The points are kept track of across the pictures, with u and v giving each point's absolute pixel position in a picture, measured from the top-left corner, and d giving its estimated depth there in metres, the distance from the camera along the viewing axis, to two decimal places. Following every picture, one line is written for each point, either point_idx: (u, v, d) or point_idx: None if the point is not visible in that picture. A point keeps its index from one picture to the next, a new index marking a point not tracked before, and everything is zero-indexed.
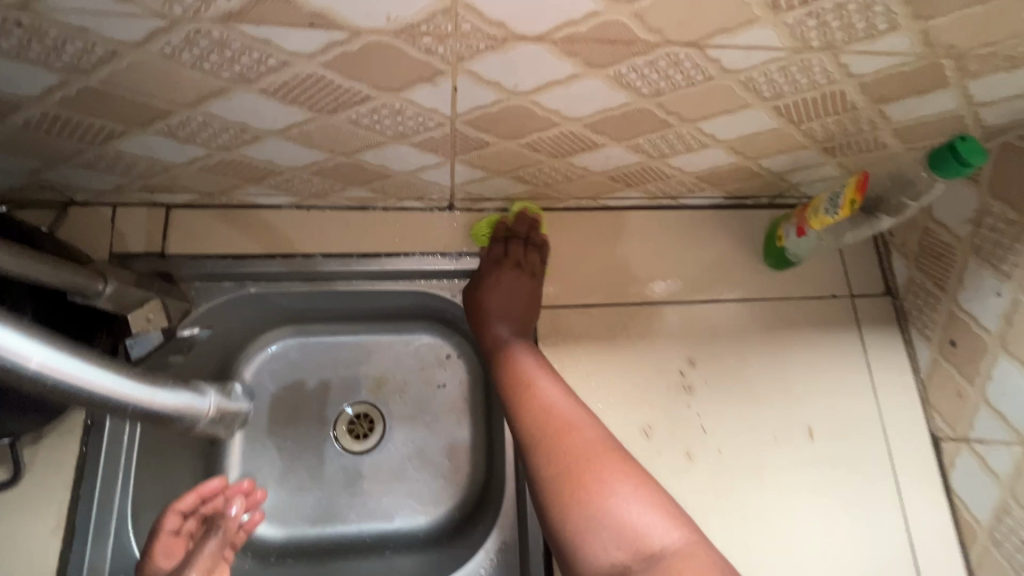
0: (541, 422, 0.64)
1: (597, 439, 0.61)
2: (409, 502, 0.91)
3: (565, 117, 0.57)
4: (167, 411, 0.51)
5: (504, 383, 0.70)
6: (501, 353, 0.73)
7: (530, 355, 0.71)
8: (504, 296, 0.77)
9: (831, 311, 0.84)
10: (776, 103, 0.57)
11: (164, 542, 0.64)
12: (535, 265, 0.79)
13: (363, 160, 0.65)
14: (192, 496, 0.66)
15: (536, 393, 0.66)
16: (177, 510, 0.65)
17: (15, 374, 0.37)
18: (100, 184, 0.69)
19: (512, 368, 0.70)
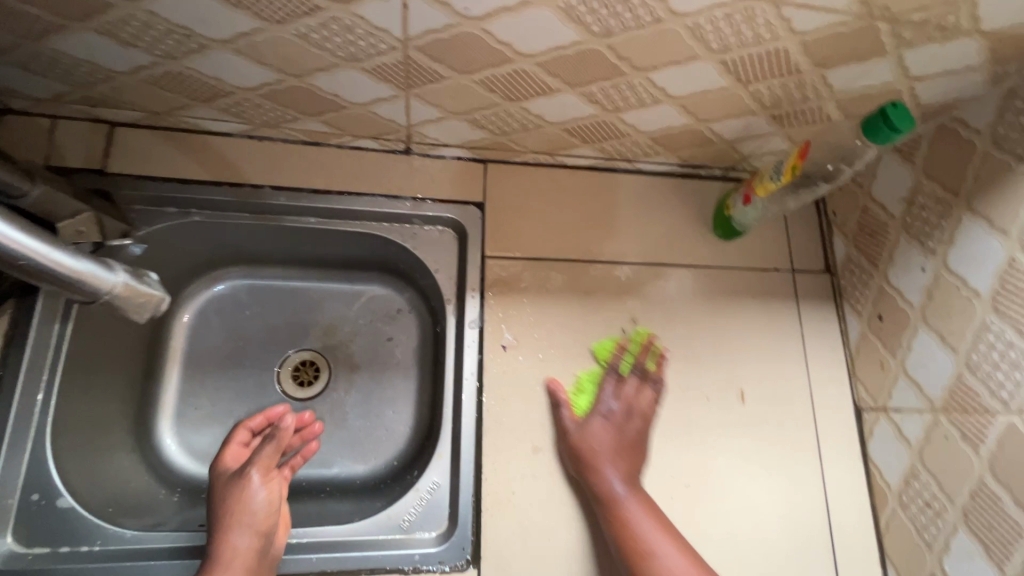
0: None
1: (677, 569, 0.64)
2: (348, 450, 0.90)
3: (518, 53, 0.58)
4: (61, 270, 0.54)
5: (621, 551, 0.67)
6: (615, 514, 0.68)
7: (649, 516, 0.68)
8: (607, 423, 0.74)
9: (771, 283, 0.87)
10: (723, 57, 0.58)
11: (235, 450, 0.72)
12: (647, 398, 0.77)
13: (316, 86, 0.64)
14: (260, 415, 0.76)
15: (661, 568, 0.64)
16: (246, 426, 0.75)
17: None
18: (38, 89, 0.67)
19: (632, 534, 0.66)
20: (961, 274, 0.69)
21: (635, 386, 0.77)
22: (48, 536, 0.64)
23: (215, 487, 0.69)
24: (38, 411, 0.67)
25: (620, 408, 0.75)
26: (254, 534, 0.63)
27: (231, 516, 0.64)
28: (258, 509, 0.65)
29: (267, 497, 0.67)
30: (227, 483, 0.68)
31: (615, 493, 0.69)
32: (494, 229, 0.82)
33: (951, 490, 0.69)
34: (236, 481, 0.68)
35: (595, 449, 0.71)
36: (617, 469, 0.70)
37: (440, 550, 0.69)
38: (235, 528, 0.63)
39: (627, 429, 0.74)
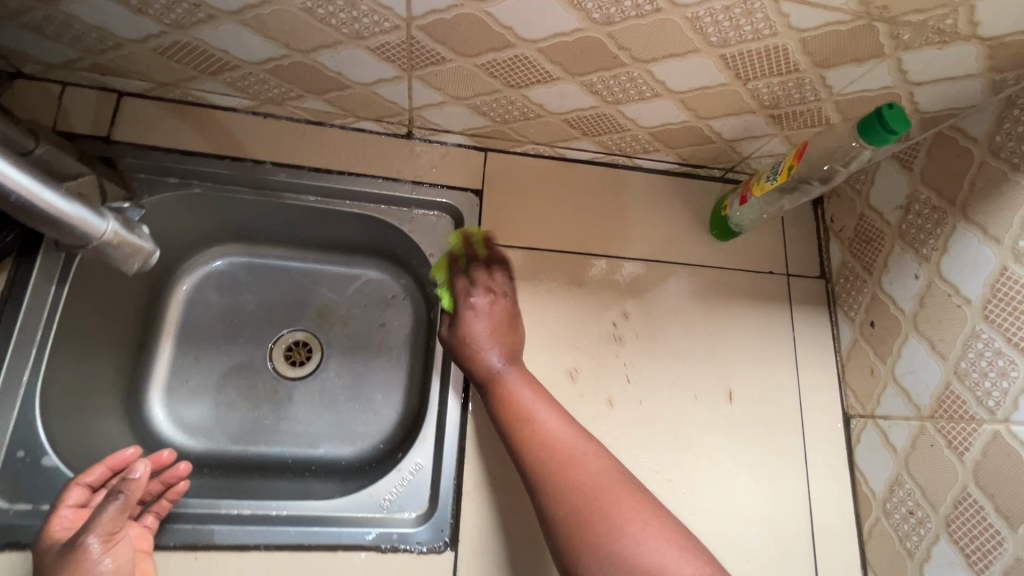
0: (545, 452, 0.63)
1: (553, 427, 0.65)
2: (335, 432, 0.90)
3: (520, 38, 0.58)
4: (56, 214, 0.55)
5: (500, 417, 0.68)
6: (494, 387, 0.70)
7: (526, 385, 0.70)
8: (478, 314, 0.75)
9: (765, 286, 0.88)
10: (722, 52, 0.59)
11: (67, 515, 0.60)
12: (501, 283, 0.78)
13: (321, 63, 0.65)
14: (101, 467, 0.64)
15: (534, 426, 0.65)
16: (83, 482, 0.62)
17: None
18: (50, 55, 0.68)
19: (509, 400, 0.68)
20: (953, 281, 0.69)
21: (479, 272, 0.78)
22: (31, 493, 0.64)
23: (41, 559, 0.57)
24: (28, 370, 0.68)
25: (482, 293, 0.76)
26: None
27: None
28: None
29: (113, 566, 0.56)
30: (56, 555, 0.56)
31: (495, 370, 0.71)
32: (491, 217, 0.82)
33: (935, 498, 0.69)
34: (67, 555, 0.55)
35: (473, 334, 0.73)
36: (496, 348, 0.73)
37: (419, 531, 0.69)
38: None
39: (492, 313, 0.75)
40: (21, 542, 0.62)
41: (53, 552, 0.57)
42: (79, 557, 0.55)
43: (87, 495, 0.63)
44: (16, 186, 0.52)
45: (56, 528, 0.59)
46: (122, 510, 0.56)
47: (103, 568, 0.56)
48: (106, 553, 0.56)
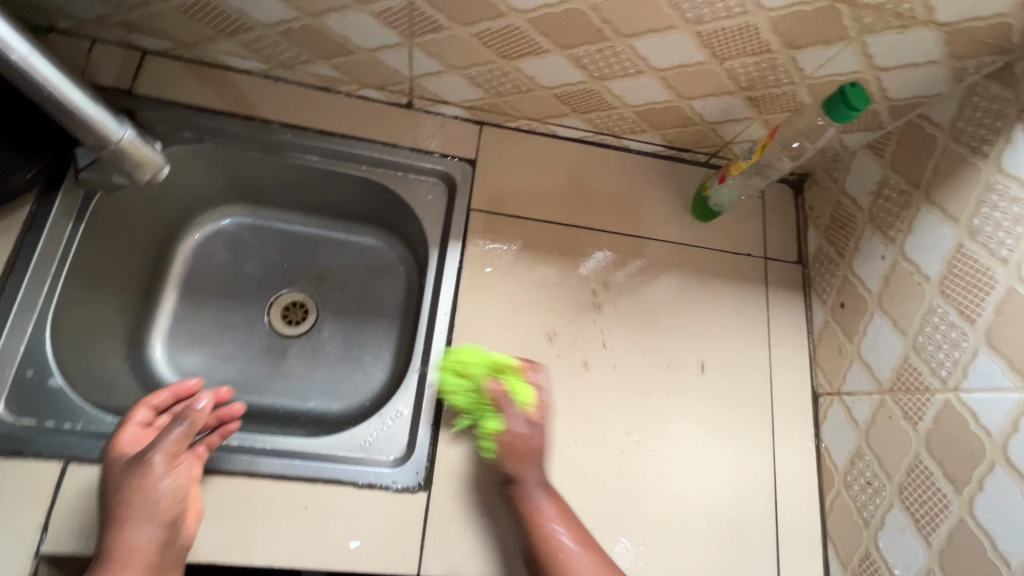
0: None
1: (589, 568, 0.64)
2: (324, 388, 0.94)
3: (511, 7, 0.63)
4: (80, 113, 0.60)
5: (536, 552, 0.66)
6: (532, 516, 0.67)
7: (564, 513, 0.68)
8: (518, 439, 0.70)
9: (744, 267, 0.91)
10: (698, 29, 0.64)
11: (133, 430, 0.68)
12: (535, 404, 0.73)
13: (329, 26, 0.71)
14: (166, 392, 0.73)
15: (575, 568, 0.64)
16: (149, 404, 0.71)
17: None
18: (82, 10, 0.74)
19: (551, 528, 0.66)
20: (915, 261, 0.72)
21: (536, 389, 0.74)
22: (36, 409, 0.68)
23: (110, 469, 0.65)
24: (42, 296, 0.72)
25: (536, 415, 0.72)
26: (157, 524, 0.62)
27: (131, 509, 0.62)
28: (160, 498, 0.63)
29: (171, 486, 0.64)
30: (124, 469, 0.64)
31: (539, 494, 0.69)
32: (483, 186, 0.86)
33: (891, 468, 0.71)
34: (134, 470, 0.64)
35: (526, 451, 0.70)
36: (534, 473, 0.70)
37: (395, 471, 0.73)
38: (134, 521, 0.61)
39: (530, 436, 0.71)
40: (25, 450, 0.65)
41: (119, 465, 0.64)
42: (146, 471, 0.64)
43: (151, 416, 0.71)
44: (49, 83, 0.57)
45: (123, 440, 0.67)
46: (187, 434, 0.67)
47: (161, 488, 0.63)
48: (168, 472, 0.65)
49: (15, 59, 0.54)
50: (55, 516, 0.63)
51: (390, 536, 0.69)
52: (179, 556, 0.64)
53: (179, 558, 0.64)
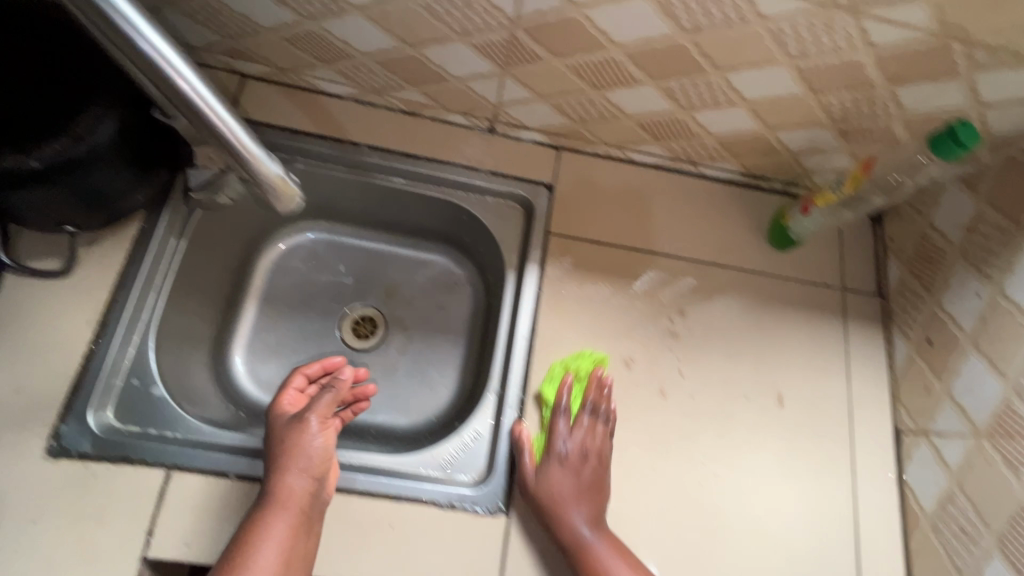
0: None
1: None
2: (392, 402, 0.96)
3: (611, 41, 0.64)
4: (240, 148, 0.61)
5: None
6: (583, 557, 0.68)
7: (612, 545, 0.69)
8: (568, 478, 0.72)
9: (822, 298, 0.89)
10: (800, 64, 0.64)
11: (291, 395, 0.77)
12: (594, 440, 0.75)
13: (427, 56, 0.73)
14: (317, 363, 0.80)
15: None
16: (304, 372, 0.79)
17: (134, 50, 0.51)
18: (193, 38, 0.78)
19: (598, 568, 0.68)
20: (1017, 300, 0.70)
21: (590, 428, 0.75)
22: (140, 416, 0.72)
23: (273, 425, 0.73)
24: (145, 308, 0.75)
25: (577, 460, 0.74)
26: (309, 478, 0.67)
27: (290, 458, 0.68)
28: (313, 454, 0.69)
29: (322, 443, 0.70)
30: (286, 426, 0.72)
31: (585, 536, 0.69)
32: (560, 210, 0.87)
33: (990, 516, 0.68)
34: (294, 427, 0.71)
35: (559, 499, 0.71)
36: (580, 511, 0.71)
37: (475, 492, 0.73)
38: (293, 469, 0.67)
39: (585, 471, 0.73)
40: (132, 457, 0.68)
41: (282, 422, 0.72)
42: (302, 428, 0.70)
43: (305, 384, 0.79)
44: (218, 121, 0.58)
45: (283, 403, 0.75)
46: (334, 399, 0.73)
47: (315, 444, 0.69)
48: (320, 432, 0.71)
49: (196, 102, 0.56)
50: (160, 523, 0.66)
51: (469, 558, 0.70)
52: (323, 512, 0.68)
53: (323, 513, 0.68)
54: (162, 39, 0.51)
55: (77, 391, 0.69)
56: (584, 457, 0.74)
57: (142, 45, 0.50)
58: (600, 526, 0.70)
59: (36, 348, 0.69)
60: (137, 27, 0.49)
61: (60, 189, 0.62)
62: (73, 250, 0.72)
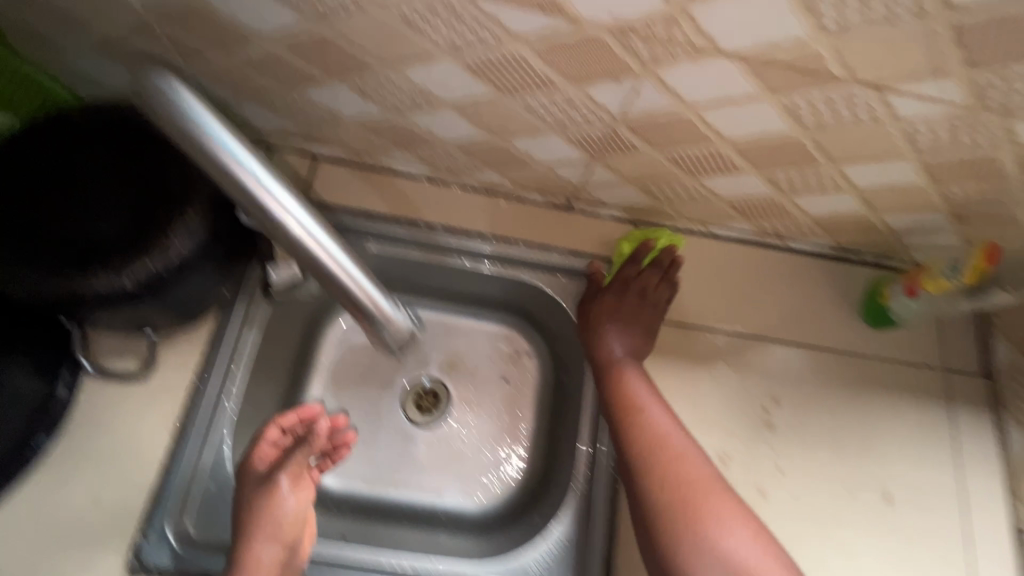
0: (654, 442, 0.68)
1: (663, 427, 0.69)
2: (461, 486, 0.89)
3: (720, 136, 0.60)
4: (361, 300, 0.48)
5: (612, 403, 0.73)
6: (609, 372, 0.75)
7: (641, 384, 0.74)
8: (621, 310, 0.79)
9: (925, 382, 0.83)
10: (929, 158, 0.59)
11: (264, 449, 0.68)
12: (653, 285, 0.80)
13: (515, 145, 0.70)
14: (293, 415, 0.67)
15: (648, 421, 0.70)
16: (280, 424, 0.68)
17: (255, 208, 0.41)
18: (269, 125, 0.76)
19: (623, 392, 0.73)
20: None
21: (651, 276, 0.80)
22: (215, 522, 0.70)
23: (244, 480, 0.68)
24: (223, 408, 0.73)
25: (632, 292, 0.79)
26: (279, 544, 0.64)
27: (258, 526, 0.64)
28: (285, 519, 0.65)
29: (294, 505, 0.67)
30: (255, 487, 0.67)
31: (619, 366, 0.75)
32: None
33: None
34: (265, 489, 0.66)
35: (603, 330, 0.79)
36: (620, 339, 0.78)
37: None
38: (260, 537, 0.63)
39: (638, 306, 0.79)
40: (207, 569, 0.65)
41: (251, 480, 0.67)
42: (272, 491, 0.66)
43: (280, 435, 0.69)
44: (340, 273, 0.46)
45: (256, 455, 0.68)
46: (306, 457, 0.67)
47: (288, 507, 0.66)
48: (293, 493, 0.67)
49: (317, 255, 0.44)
50: None
51: None
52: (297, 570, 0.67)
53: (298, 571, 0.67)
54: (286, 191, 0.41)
55: (155, 502, 0.66)
56: (640, 295, 0.79)
57: (267, 201, 0.41)
58: (639, 345, 0.77)
59: (115, 455, 0.68)
60: (262, 181, 0.40)
61: (148, 304, 0.60)
62: (149, 352, 0.71)
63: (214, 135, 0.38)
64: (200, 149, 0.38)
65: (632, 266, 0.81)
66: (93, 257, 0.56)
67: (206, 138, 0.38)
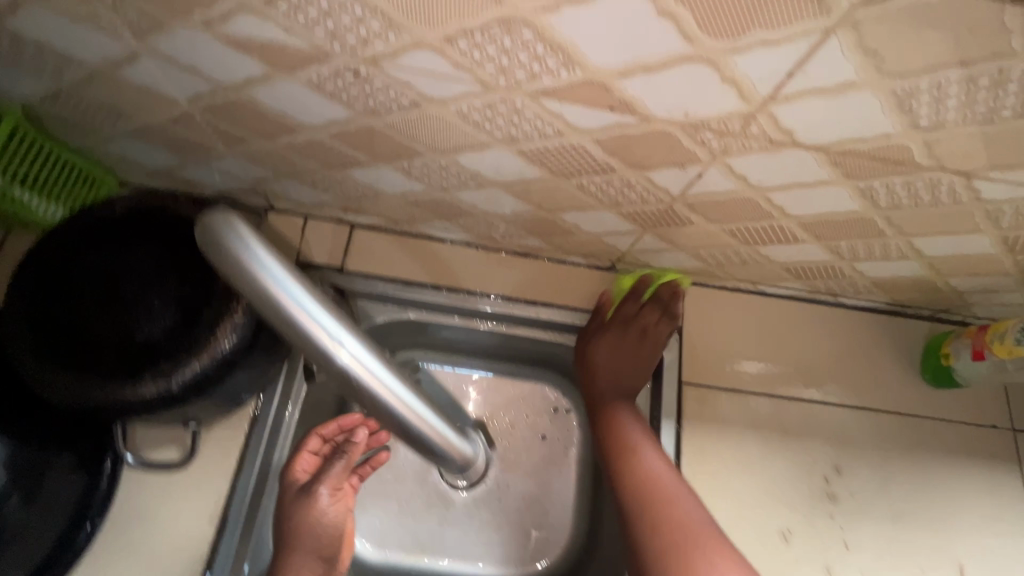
0: (643, 481, 0.64)
1: (654, 466, 0.66)
2: (505, 549, 0.85)
3: (785, 214, 0.58)
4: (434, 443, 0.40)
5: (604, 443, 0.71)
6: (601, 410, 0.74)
7: (636, 424, 0.71)
8: (620, 350, 0.76)
9: (992, 444, 0.79)
10: (1010, 233, 0.56)
11: (305, 459, 0.64)
12: (654, 324, 0.77)
13: (562, 218, 0.67)
14: (335, 422, 0.65)
15: (639, 461, 0.66)
16: (320, 433, 0.65)
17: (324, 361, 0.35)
18: (308, 198, 0.74)
19: (619, 430, 0.70)
20: None
21: (652, 312, 0.77)
22: None
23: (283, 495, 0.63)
24: (266, 495, 0.68)
25: (632, 329, 0.77)
26: (317, 560, 0.61)
27: (298, 543, 0.60)
28: (323, 534, 0.61)
29: (335, 518, 0.62)
30: (294, 501, 0.62)
31: (612, 404, 0.73)
32: (690, 355, 0.80)
33: None
34: (304, 504, 0.61)
35: (599, 366, 0.76)
36: (617, 378, 0.76)
37: None
38: (299, 553, 0.59)
39: (638, 344, 0.77)
40: None
41: (290, 493, 0.62)
42: (311, 506, 0.61)
43: (320, 445, 0.65)
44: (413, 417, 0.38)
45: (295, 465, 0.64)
46: (347, 467, 0.62)
47: (328, 521, 0.62)
48: (331, 507, 0.62)
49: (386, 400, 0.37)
50: None
51: None
52: None
53: None
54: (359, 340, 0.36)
55: None
56: (640, 334, 0.77)
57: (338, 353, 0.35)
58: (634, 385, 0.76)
59: (159, 550, 0.65)
60: (335, 334, 0.35)
61: (193, 406, 0.57)
62: (191, 442, 0.69)
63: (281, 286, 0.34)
64: (271, 307, 0.34)
65: (632, 305, 0.78)
66: (140, 363, 0.54)
67: (274, 292, 0.34)
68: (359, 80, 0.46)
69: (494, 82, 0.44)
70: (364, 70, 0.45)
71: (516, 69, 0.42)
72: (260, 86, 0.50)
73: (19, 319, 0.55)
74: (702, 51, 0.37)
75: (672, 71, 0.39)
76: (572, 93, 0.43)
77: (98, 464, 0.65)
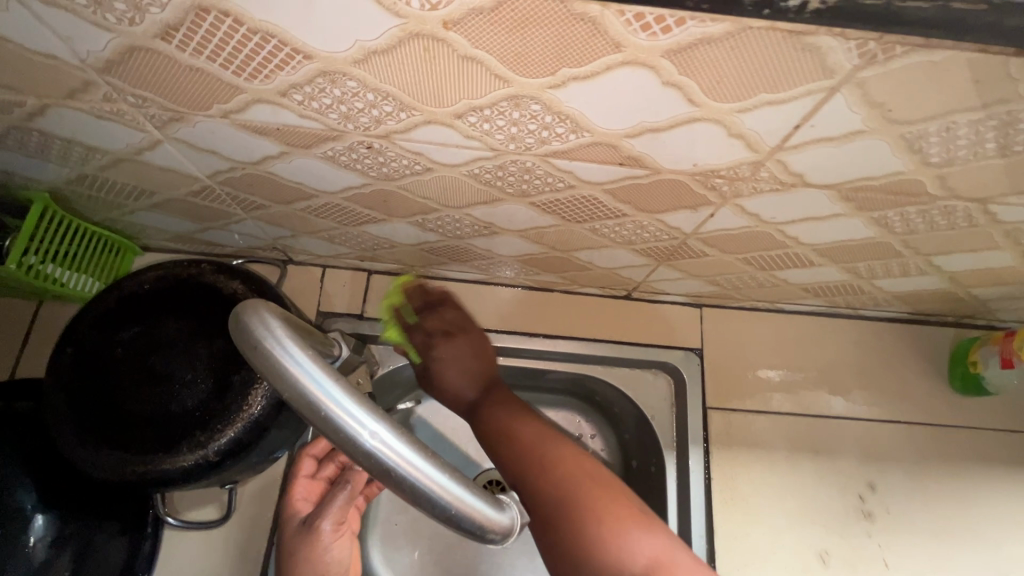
0: (523, 448, 0.55)
1: (534, 428, 0.57)
2: None
3: (800, 243, 0.58)
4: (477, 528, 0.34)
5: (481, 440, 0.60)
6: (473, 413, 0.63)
7: (505, 408, 0.61)
8: (449, 364, 0.67)
9: None
10: None
11: (303, 485, 0.65)
12: (445, 324, 0.70)
13: (576, 257, 0.68)
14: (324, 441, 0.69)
15: (515, 432, 0.58)
16: (311, 454, 0.68)
17: (359, 457, 0.31)
18: (325, 250, 0.76)
19: (487, 427, 0.60)
20: None
21: (429, 317, 0.72)
22: None
23: (285, 530, 0.63)
24: None
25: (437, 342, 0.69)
26: None
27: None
28: (327, 567, 0.60)
29: (337, 551, 0.61)
30: (296, 535, 0.61)
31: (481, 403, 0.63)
32: (713, 379, 0.80)
33: None
34: (305, 536, 0.60)
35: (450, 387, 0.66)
36: (470, 377, 0.66)
37: None
38: None
39: (453, 346, 0.68)
40: None
41: (292, 527, 0.62)
42: (314, 539, 0.60)
43: (316, 467, 0.68)
44: (450, 503, 0.33)
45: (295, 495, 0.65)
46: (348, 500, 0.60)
47: (331, 554, 0.60)
48: (335, 539, 0.61)
49: (413, 485, 0.32)
50: None
51: None
52: None
53: None
54: (390, 426, 0.33)
55: None
56: (445, 340, 0.69)
57: (366, 440, 0.31)
58: (493, 378, 0.66)
59: None
60: (364, 419, 0.32)
61: (228, 472, 0.58)
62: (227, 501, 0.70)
63: (317, 383, 0.33)
64: (303, 403, 0.32)
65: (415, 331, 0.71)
66: (177, 435, 0.56)
67: (310, 391, 0.32)
68: (373, 152, 0.48)
69: (504, 148, 0.45)
70: (378, 144, 0.46)
71: (526, 136, 0.43)
72: (277, 162, 0.51)
73: (65, 401, 0.58)
74: (708, 112, 0.38)
75: (679, 130, 0.40)
76: (579, 152, 0.44)
77: (141, 530, 0.67)
